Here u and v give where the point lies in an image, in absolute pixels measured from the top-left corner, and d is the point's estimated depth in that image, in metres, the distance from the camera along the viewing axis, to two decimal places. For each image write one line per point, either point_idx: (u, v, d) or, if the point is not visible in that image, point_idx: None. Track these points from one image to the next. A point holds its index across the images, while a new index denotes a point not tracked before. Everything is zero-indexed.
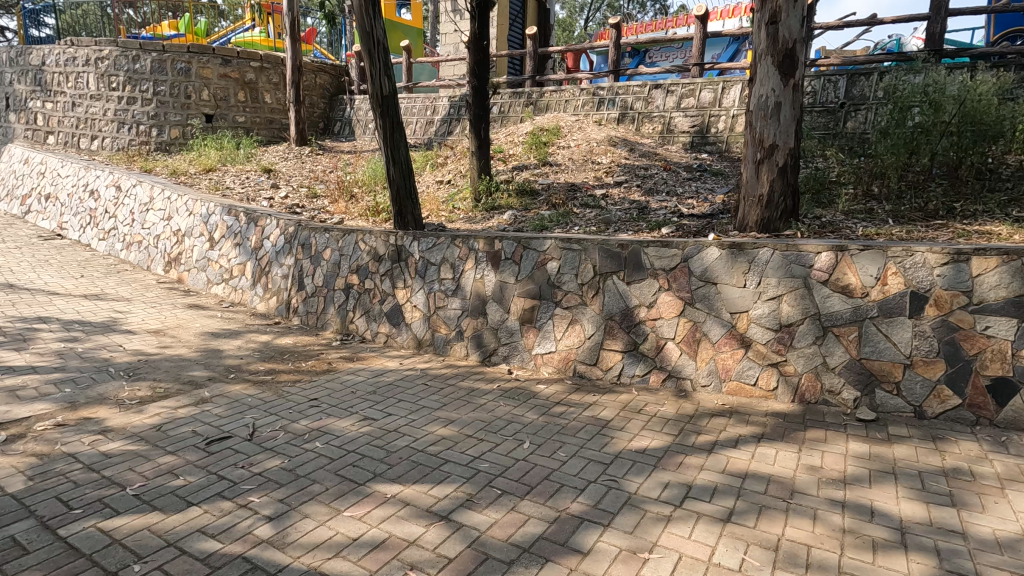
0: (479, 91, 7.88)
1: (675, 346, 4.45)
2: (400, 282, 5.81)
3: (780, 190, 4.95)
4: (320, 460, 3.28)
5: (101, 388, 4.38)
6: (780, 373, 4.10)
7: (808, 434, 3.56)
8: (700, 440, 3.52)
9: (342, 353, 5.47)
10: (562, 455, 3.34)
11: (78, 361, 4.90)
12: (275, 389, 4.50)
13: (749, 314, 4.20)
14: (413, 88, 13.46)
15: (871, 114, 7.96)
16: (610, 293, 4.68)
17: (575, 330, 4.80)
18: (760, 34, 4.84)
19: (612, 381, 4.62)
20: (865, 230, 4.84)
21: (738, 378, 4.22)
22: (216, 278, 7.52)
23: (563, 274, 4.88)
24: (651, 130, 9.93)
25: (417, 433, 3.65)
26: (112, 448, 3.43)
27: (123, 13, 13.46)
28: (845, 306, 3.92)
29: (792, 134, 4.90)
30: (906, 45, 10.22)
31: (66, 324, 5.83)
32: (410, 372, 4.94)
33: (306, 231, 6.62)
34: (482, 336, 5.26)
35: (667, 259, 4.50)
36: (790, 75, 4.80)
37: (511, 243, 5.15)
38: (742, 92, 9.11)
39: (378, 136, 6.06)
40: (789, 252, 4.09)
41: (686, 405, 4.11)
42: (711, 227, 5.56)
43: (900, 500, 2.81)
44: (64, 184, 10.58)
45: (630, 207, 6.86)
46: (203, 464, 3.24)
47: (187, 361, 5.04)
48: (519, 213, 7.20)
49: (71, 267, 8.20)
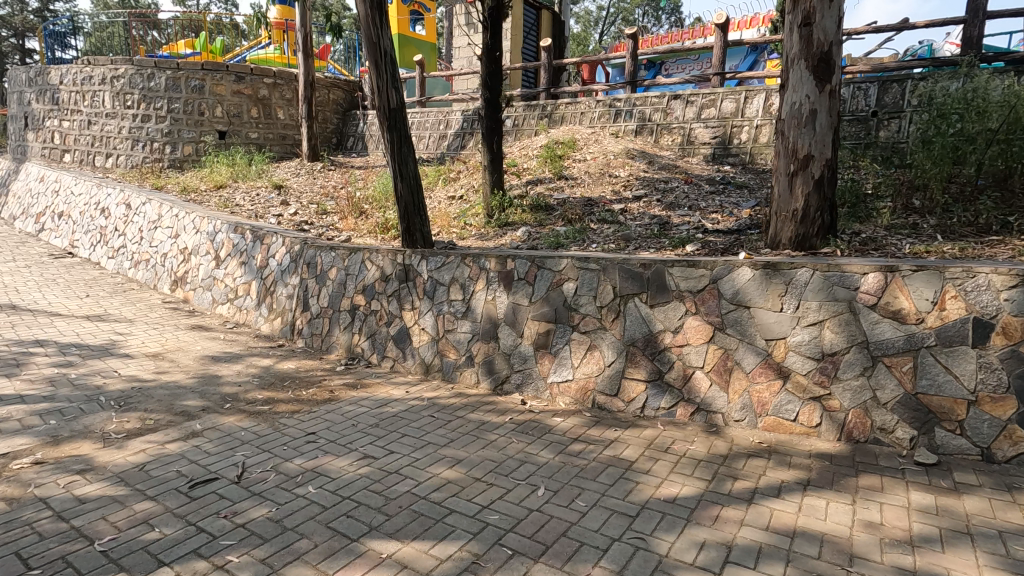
0: (492, 103, 7.60)
1: (704, 376, 4.06)
2: (407, 303, 5.51)
3: (816, 204, 4.55)
4: (311, 509, 2.95)
5: (87, 419, 4.11)
6: (823, 409, 3.69)
7: (862, 481, 3.14)
8: (737, 487, 3.12)
9: (346, 380, 5.15)
10: (581, 505, 2.96)
11: (70, 389, 4.65)
12: (270, 421, 4.18)
13: (787, 341, 3.81)
14: (426, 102, 13.30)
15: (906, 123, 7.54)
16: (632, 317, 4.32)
17: (594, 357, 4.44)
18: (793, 37, 4.49)
19: (635, 414, 4.24)
20: (913, 248, 4.41)
21: (776, 413, 3.81)
22: (221, 297, 7.30)
23: (581, 296, 4.53)
24: (670, 142, 9.60)
25: (420, 476, 3.30)
26: (88, 492, 3.13)
27: (146, 35, 13.62)
28: (896, 333, 3.51)
29: (828, 144, 4.51)
30: (940, 50, 9.75)
31: (63, 347, 5.63)
32: (416, 402, 4.60)
33: (312, 250, 6.38)
34: (493, 361, 4.91)
35: (693, 281, 4.14)
36: (826, 81, 4.44)
37: (525, 263, 4.82)
38: (767, 101, 8.75)
39: (385, 150, 5.78)
40: (831, 272, 3.70)
41: (718, 443, 3.71)
42: (739, 244, 5.18)
43: (983, 570, 2.38)
44: (77, 202, 10.56)
45: (650, 222, 6.52)
46: (183, 512, 2.93)
47: (183, 389, 4.75)
48: (534, 229, 6.91)
49: (77, 286, 8.05)
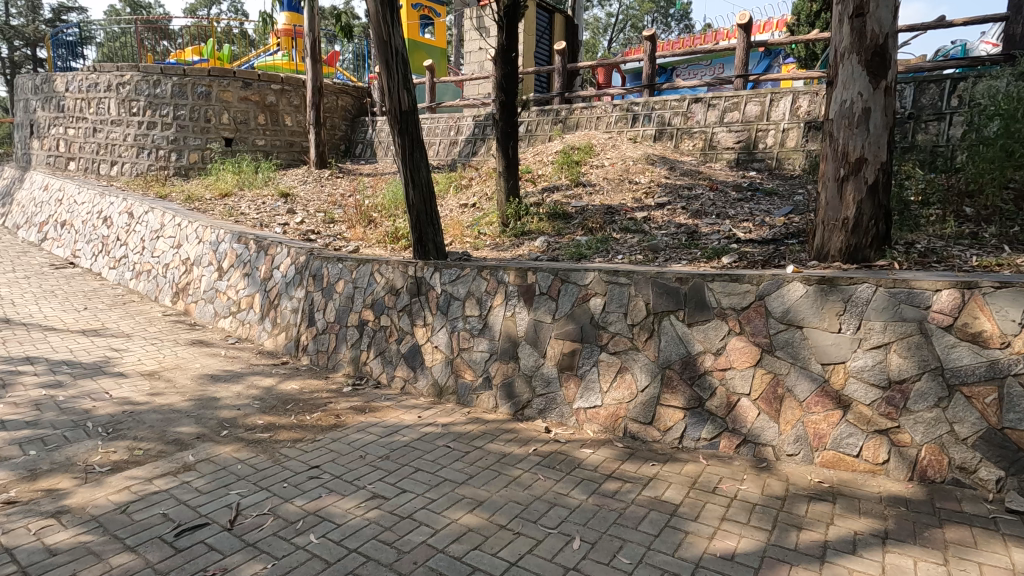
0: (507, 107, 7.22)
1: (751, 404, 3.64)
2: (419, 319, 5.12)
3: (869, 212, 4.14)
4: (313, 566, 2.56)
5: (70, 450, 3.75)
6: (891, 444, 3.26)
7: (949, 534, 2.71)
8: (803, 540, 2.71)
9: (353, 403, 4.76)
10: (624, 563, 2.56)
11: (56, 414, 4.29)
12: (270, 451, 3.80)
13: (847, 366, 3.38)
14: (436, 108, 12.96)
15: (947, 126, 7.11)
16: (667, 336, 3.92)
17: (625, 381, 4.03)
18: (843, 29, 4.10)
19: (672, 445, 3.82)
20: (980, 260, 3.97)
21: (836, 447, 3.38)
22: (223, 311, 6.95)
23: (609, 313, 4.13)
24: (691, 147, 9.20)
25: (436, 523, 2.91)
26: (61, 541, 2.76)
27: (158, 45, 13.69)
28: (976, 358, 3.08)
29: (883, 146, 4.10)
30: (974, 50, 9.37)
31: (53, 365, 5.30)
32: (430, 429, 4.19)
33: (318, 261, 6.03)
34: (513, 384, 4.50)
35: (737, 297, 3.73)
36: (880, 77, 4.04)
37: (547, 276, 4.43)
38: (794, 104, 8.36)
39: (397, 156, 5.42)
40: (897, 289, 3.28)
41: (772, 482, 3.28)
42: (779, 255, 4.77)
43: None
44: (80, 210, 10.31)
45: (677, 231, 6.12)
46: (166, 569, 2.55)
47: (177, 414, 4.39)
48: (552, 238, 6.53)
49: (76, 298, 7.75)
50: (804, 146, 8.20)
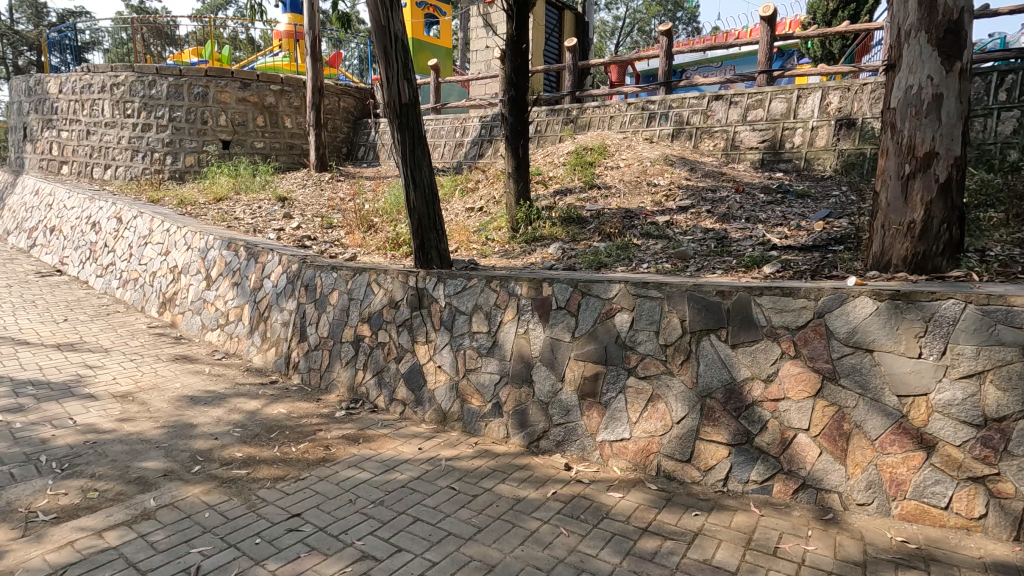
0: (515, 103, 6.69)
1: (810, 441, 3.07)
2: (420, 336, 4.59)
3: (940, 214, 3.57)
4: None
5: (13, 492, 3.22)
6: (989, 494, 2.68)
7: None
8: None
9: (346, 431, 4.22)
10: None
11: (6, 446, 3.76)
12: (245, 495, 3.26)
13: (930, 400, 2.81)
14: (441, 108, 12.25)
15: (995, 122, 6.53)
16: (707, 360, 3.36)
17: (657, 411, 3.47)
18: (907, 4, 3.55)
19: (715, 488, 3.26)
20: None
21: (919, 497, 2.82)
22: (211, 323, 6.44)
23: (638, 330, 3.58)
24: (712, 147, 8.64)
25: None
26: None
27: (164, 51, 13.35)
28: None
29: (957, 138, 3.54)
30: (1015, 42, 8.76)
31: (18, 386, 4.79)
32: (431, 465, 3.64)
33: (311, 269, 5.52)
34: (527, 412, 3.95)
35: (790, 315, 3.17)
36: (953, 58, 3.48)
37: (565, 288, 3.88)
38: (824, 100, 7.81)
39: (396, 154, 4.90)
40: (992, 307, 2.71)
41: (844, 542, 2.73)
42: (828, 264, 4.22)
43: None
44: (70, 215, 9.88)
45: (705, 236, 5.58)
46: None
47: (146, 445, 3.86)
48: (567, 245, 5.99)
49: (56, 308, 7.26)
50: (836, 145, 7.65)
